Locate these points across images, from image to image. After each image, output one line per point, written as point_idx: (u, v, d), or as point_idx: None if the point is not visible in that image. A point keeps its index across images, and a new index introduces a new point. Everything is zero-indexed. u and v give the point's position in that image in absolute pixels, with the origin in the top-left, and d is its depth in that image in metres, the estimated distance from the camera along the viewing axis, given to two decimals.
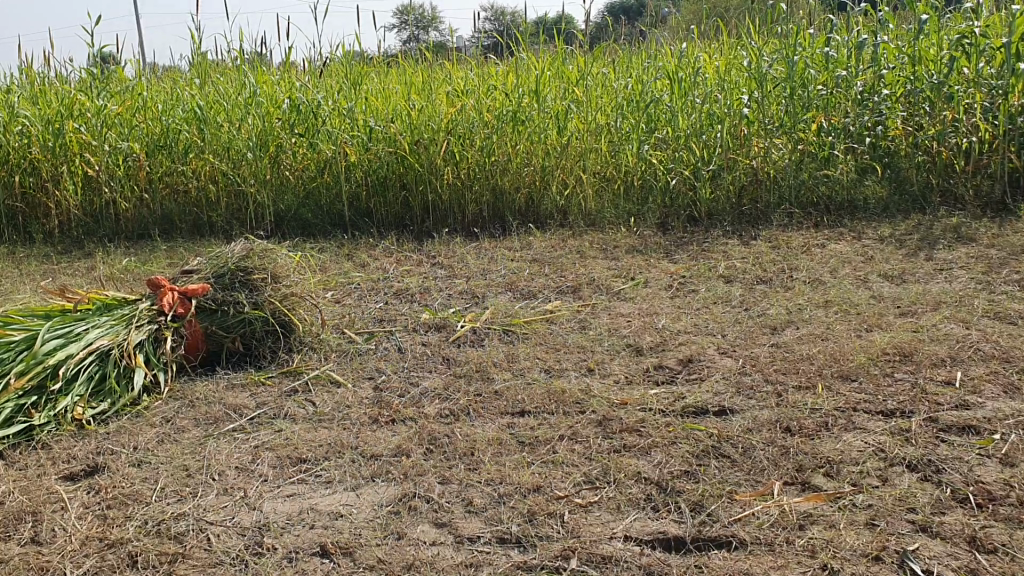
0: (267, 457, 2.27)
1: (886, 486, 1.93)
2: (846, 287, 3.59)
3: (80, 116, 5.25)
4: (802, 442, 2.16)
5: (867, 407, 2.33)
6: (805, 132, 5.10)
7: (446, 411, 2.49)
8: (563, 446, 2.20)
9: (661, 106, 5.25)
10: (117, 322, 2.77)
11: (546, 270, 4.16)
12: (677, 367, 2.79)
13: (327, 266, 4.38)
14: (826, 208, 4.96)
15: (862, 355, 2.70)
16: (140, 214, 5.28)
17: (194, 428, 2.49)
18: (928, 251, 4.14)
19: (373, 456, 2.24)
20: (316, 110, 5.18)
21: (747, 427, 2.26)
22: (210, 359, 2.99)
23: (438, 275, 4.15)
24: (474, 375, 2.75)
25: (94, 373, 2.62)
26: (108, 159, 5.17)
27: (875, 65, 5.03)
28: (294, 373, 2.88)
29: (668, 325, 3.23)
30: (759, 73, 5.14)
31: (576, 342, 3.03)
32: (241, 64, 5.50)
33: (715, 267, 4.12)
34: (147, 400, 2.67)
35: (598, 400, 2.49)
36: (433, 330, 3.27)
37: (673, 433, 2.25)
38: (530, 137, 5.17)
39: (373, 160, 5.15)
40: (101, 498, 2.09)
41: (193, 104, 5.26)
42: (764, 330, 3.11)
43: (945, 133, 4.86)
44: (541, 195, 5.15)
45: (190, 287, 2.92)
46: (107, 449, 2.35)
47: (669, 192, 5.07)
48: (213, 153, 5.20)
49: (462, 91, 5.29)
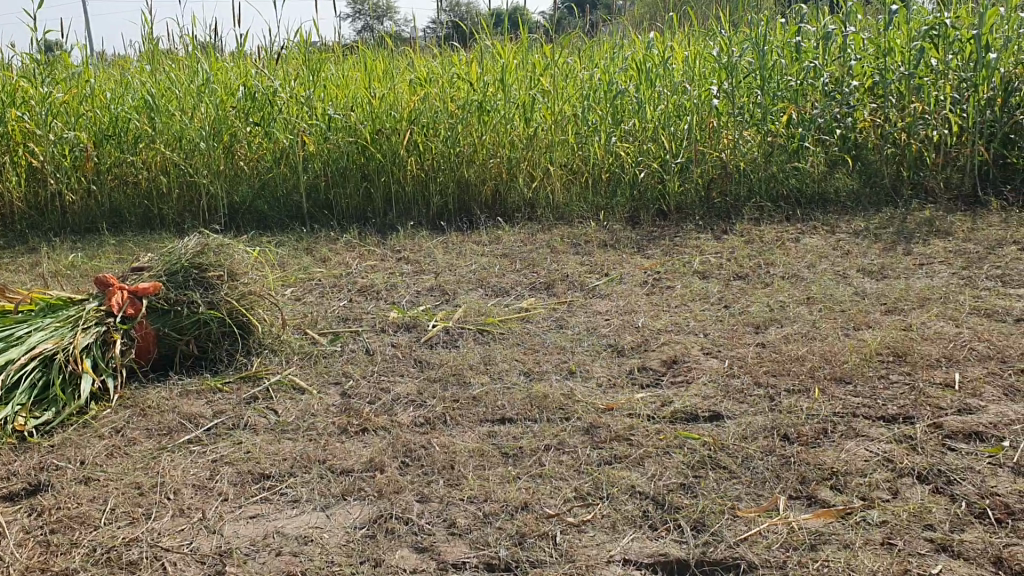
0: (227, 473, 2.09)
1: (897, 499, 1.82)
2: (826, 283, 3.49)
3: (22, 103, 4.98)
4: (803, 452, 2.03)
5: (867, 412, 2.22)
6: (775, 123, 4.97)
7: (420, 419, 2.32)
8: (550, 458, 2.05)
9: (626, 98, 5.10)
10: (61, 325, 2.57)
11: (517, 265, 4.00)
12: (662, 369, 2.66)
13: (286, 262, 4.18)
14: (797, 201, 4.86)
15: (855, 355, 2.58)
16: (87, 207, 5.04)
17: (146, 441, 2.30)
18: (905, 246, 4.06)
19: (344, 471, 2.07)
20: (272, 97, 5.02)
21: (743, 435, 2.13)
22: (163, 363, 2.79)
23: (405, 271, 3.97)
24: (449, 379, 2.59)
25: (37, 381, 2.42)
26: (53, 149, 4.90)
27: (843, 55, 4.92)
28: (254, 379, 2.70)
29: (649, 323, 3.10)
30: (728, 63, 5.00)
31: (554, 343, 2.88)
32: (194, 51, 5.25)
33: (690, 262, 4.00)
34: (95, 409, 2.46)
35: (583, 405, 2.35)
36: (402, 329, 3.10)
37: (665, 441, 2.11)
38: (496, 128, 5.02)
39: (333, 151, 4.95)
40: (43, 521, 1.89)
41: (143, 92, 5.05)
42: (748, 329, 2.99)
43: (915, 126, 4.77)
44: (508, 188, 4.99)
45: (141, 286, 2.71)
46: (51, 465, 2.16)
47: (637, 185, 4.93)
48: (165, 143, 4.98)
49: (425, 80, 5.11)
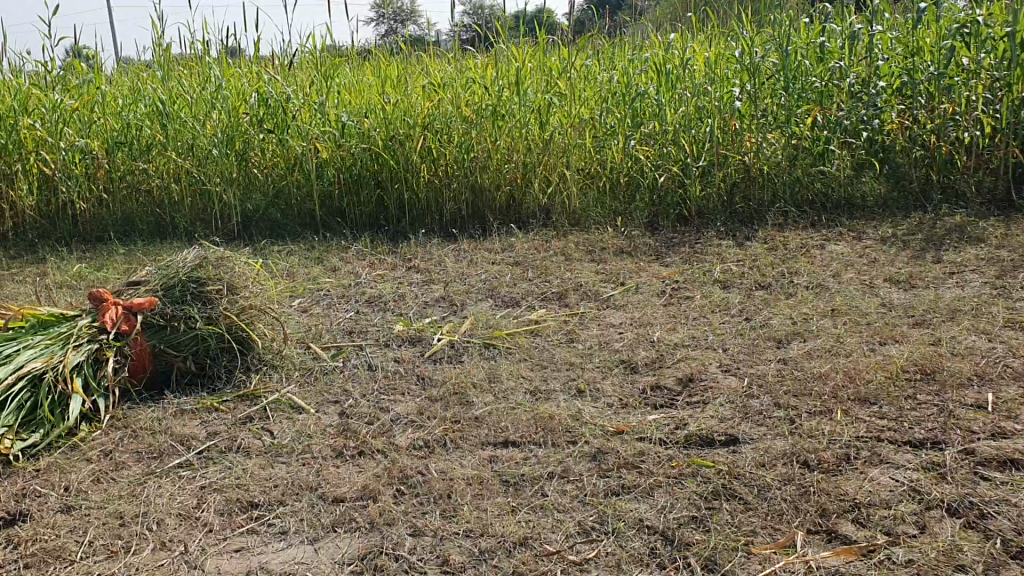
0: (214, 501, 1.99)
1: (925, 535, 1.69)
2: (851, 293, 3.34)
3: (34, 110, 4.93)
4: (823, 480, 1.90)
5: (892, 437, 2.08)
6: (799, 126, 4.81)
7: (419, 443, 2.21)
8: (553, 487, 1.93)
9: (646, 100, 4.97)
10: (52, 342, 2.48)
11: (530, 275, 3.88)
12: (676, 388, 2.53)
13: (294, 271, 4.09)
14: (822, 207, 4.71)
15: (880, 374, 2.44)
16: (99, 216, 4.97)
17: (134, 465, 2.21)
18: (935, 253, 3.90)
19: (335, 500, 1.96)
20: (285, 105, 4.91)
21: (759, 462, 2.00)
22: (159, 381, 2.69)
23: (414, 281, 3.87)
24: (451, 398, 2.47)
25: (25, 402, 2.34)
26: (64, 156, 4.84)
27: (870, 56, 4.77)
28: (252, 398, 2.59)
29: (664, 337, 2.97)
30: (751, 64, 4.84)
31: (564, 358, 2.76)
32: (206, 57, 5.18)
33: (711, 271, 3.86)
34: (85, 430, 2.38)
35: (590, 428, 2.23)
36: (407, 344, 3.00)
37: (677, 469, 1.99)
38: (511, 133, 4.89)
39: (346, 158, 4.85)
40: (18, 554, 1.80)
41: (155, 98, 4.96)
42: (768, 344, 2.85)
43: (945, 127, 4.60)
44: (523, 194, 4.89)
45: (136, 301, 2.61)
46: (34, 491, 2.07)
47: (657, 190, 4.81)
48: (176, 150, 4.90)
49: (439, 85, 5.00)
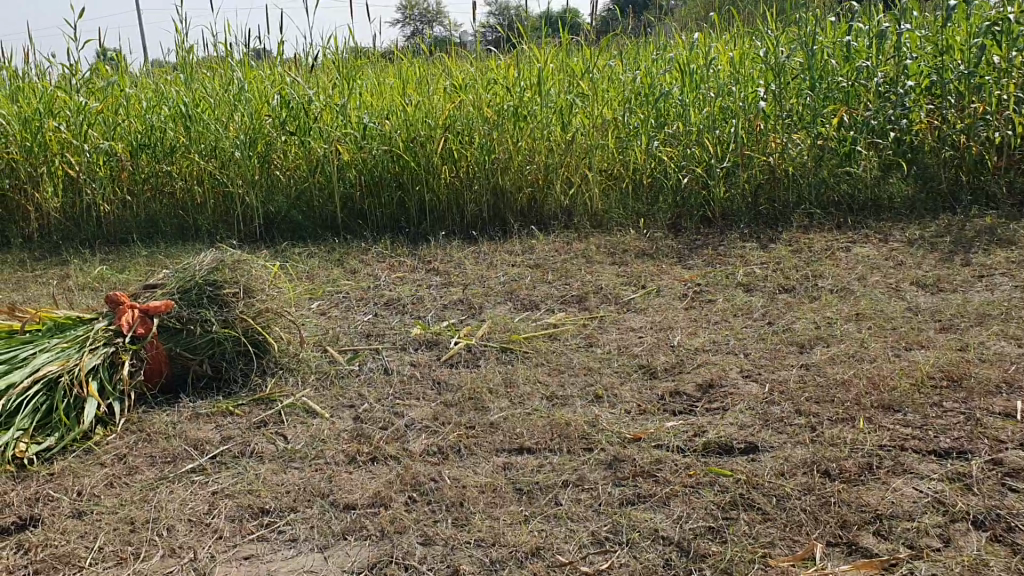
0: (225, 507, 1.97)
1: (949, 549, 1.64)
2: (877, 297, 3.28)
3: (59, 113, 4.95)
4: (844, 490, 1.85)
5: (917, 445, 2.02)
6: (825, 126, 4.74)
7: (433, 449, 2.18)
8: (567, 496, 1.90)
9: (670, 100, 4.92)
10: (68, 345, 2.48)
11: (550, 277, 3.85)
12: (695, 393, 2.49)
13: (314, 273, 4.08)
14: (848, 208, 4.64)
15: (905, 380, 2.38)
16: (122, 217, 4.99)
17: (148, 469, 2.20)
18: (963, 256, 3.83)
19: (347, 507, 1.93)
20: (307, 107, 4.87)
21: (779, 471, 1.95)
22: (175, 384, 2.68)
23: (434, 283, 3.85)
24: (467, 403, 2.44)
25: (41, 405, 2.34)
26: (89, 158, 4.86)
27: (898, 55, 4.69)
28: (267, 402, 2.57)
29: (684, 342, 2.92)
30: (776, 64, 4.78)
31: (582, 363, 2.73)
32: (229, 59, 5.18)
33: (733, 274, 3.81)
34: (100, 433, 2.37)
35: (607, 434, 2.19)
36: (424, 347, 2.97)
37: (694, 478, 1.95)
38: (533, 134, 4.86)
39: (367, 159, 4.85)
40: (28, 560, 1.79)
41: (178, 100, 4.96)
42: (790, 348, 2.80)
43: (975, 127, 4.51)
44: (544, 195, 4.86)
45: (153, 304, 2.60)
46: (47, 495, 2.06)
47: (680, 191, 4.76)
48: (199, 152, 4.91)
49: (461, 86, 4.98)
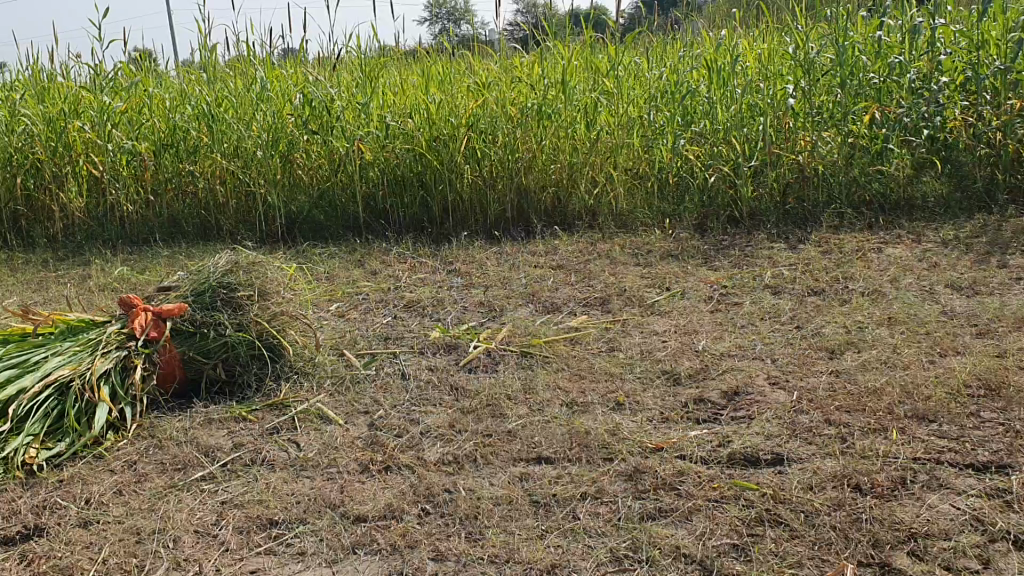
0: (233, 518, 1.92)
1: (989, 572, 1.55)
2: (910, 300, 3.18)
3: (83, 113, 4.92)
4: (876, 506, 1.76)
5: (953, 458, 1.93)
6: (856, 124, 4.63)
7: (448, 458, 2.12)
8: (585, 510, 1.83)
9: (696, 98, 4.82)
10: (81, 348, 2.43)
11: (573, 278, 3.78)
12: (720, 401, 2.40)
13: (335, 274, 4.03)
14: (879, 208, 4.52)
15: (940, 389, 2.28)
16: (145, 218, 4.94)
17: (158, 477, 2.15)
18: (1000, 257, 3.71)
19: (357, 519, 1.87)
20: (330, 105, 4.84)
21: (807, 485, 1.87)
22: (188, 389, 2.64)
23: (455, 285, 3.79)
24: (484, 410, 2.38)
25: (51, 410, 2.29)
26: (113, 158, 4.83)
27: (931, 50, 4.56)
28: (280, 407, 2.52)
29: (710, 347, 2.84)
30: (805, 60, 4.65)
31: (603, 368, 2.65)
32: (251, 58, 5.14)
33: (761, 275, 3.71)
34: (111, 439, 2.33)
35: (628, 444, 2.12)
36: (443, 352, 2.91)
37: (718, 491, 1.87)
38: (557, 133, 4.78)
39: (390, 159, 4.78)
40: (30, 572, 1.75)
41: (201, 100, 4.92)
42: (820, 354, 2.71)
43: (1013, 124, 4.38)
44: (568, 195, 4.78)
45: (166, 307, 2.56)
46: (55, 503, 2.02)
47: (707, 190, 4.66)
48: (221, 152, 4.86)
49: (484, 84, 4.90)
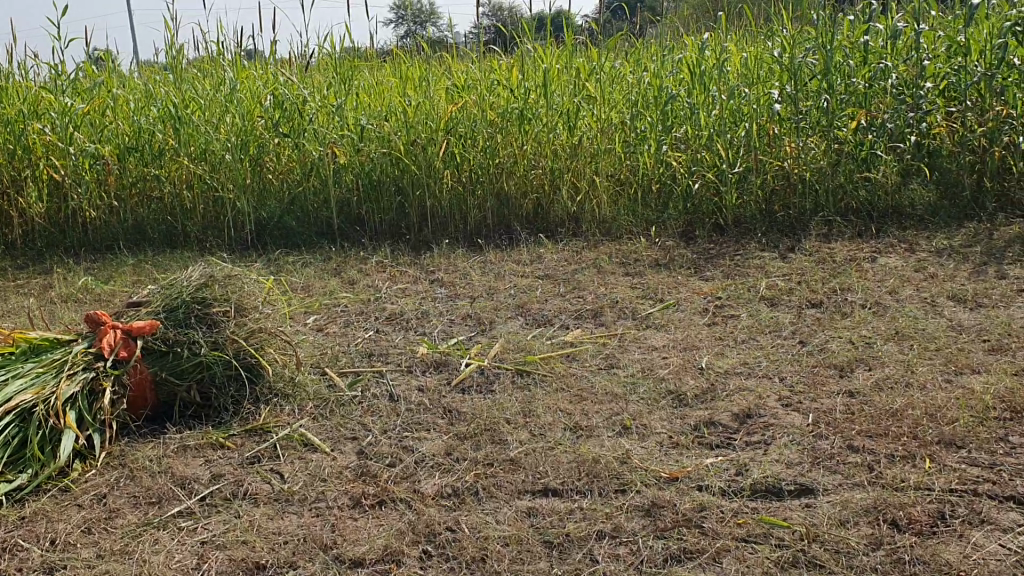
0: (216, 561, 1.75)
1: None
2: (913, 313, 3.07)
3: (43, 115, 4.67)
4: (917, 545, 1.64)
5: (991, 490, 1.81)
6: (842, 130, 4.49)
7: (448, 491, 1.97)
8: (603, 551, 1.69)
9: (677, 103, 4.70)
10: (44, 370, 2.24)
11: (562, 289, 3.64)
12: (731, 424, 2.26)
13: (311, 285, 3.85)
14: (868, 216, 4.43)
15: (965, 412, 2.17)
16: (108, 224, 4.70)
17: (130, 512, 1.97)
18: (996, 267, 3.63)
19: (354, 563, 1.72)
20: (302, 107, 4.67)
21: (838, 520, 1.74)
22: (161, 413, 2.44)
23: (438, 296, 3.62)
24: (483, 436, 2.23)
25: (12, 438, 2.08)
26: (74, 163, 4.57)
27: (916, 54, 4.47)
28: (260, 433, 2.35)
29: (713, 363, 2.71)
30: (791, 65, 4.54)
31: (603, 388, 2.51)
32: (220, 58, 4.93)
33: (755, 286, 3.59)
34: (79, 469, 2.14)
35: (641, 473, 1.98)
36: (433, 370, 2.75)
37: (744, 528, 1.73)
38: (537, 137, 4.64)
39: (366, 162, 4.61)
40: None
41: (167, 101, 4.69)
42: (829, 372, 2.59)
43: (999, 131, 4.30)
44: (549, 201, 4.65)
45: (136, 325, 2.39)
46: (17, 545, 1.83)
47: (691, 197, 4.54)
48: (189, 155, 4.64)
49: (463, 86, 4.75)
